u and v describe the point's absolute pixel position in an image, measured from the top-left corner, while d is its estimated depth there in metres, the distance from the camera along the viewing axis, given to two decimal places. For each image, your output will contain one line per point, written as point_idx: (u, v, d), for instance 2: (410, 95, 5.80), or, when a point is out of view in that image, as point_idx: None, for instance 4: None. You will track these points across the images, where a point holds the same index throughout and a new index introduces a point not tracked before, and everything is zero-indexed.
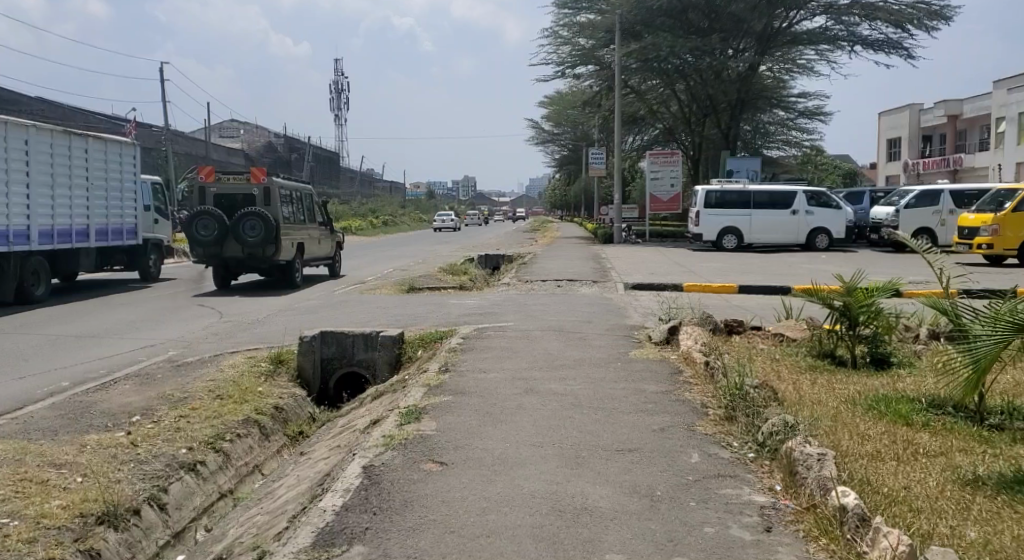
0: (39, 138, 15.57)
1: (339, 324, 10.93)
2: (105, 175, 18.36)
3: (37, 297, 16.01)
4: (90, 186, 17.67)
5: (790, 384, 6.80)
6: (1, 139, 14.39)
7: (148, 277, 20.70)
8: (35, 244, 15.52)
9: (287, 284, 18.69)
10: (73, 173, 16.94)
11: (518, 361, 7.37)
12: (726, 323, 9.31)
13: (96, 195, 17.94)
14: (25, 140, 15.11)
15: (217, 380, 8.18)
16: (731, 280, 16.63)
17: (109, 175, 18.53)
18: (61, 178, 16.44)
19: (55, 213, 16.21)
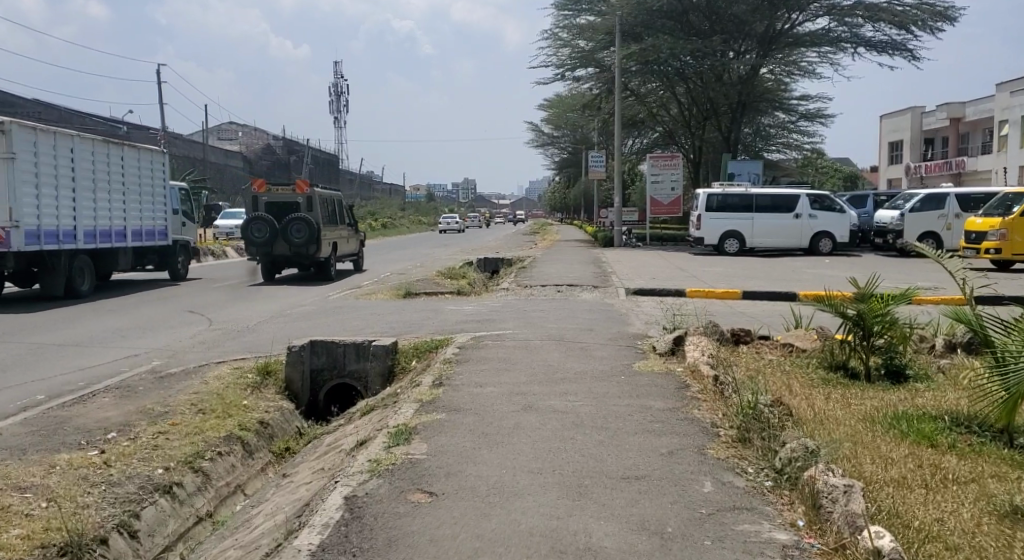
0: (82, 144, 16.34)
1: (331, 333, 10.55)
2: (143, 182, 19.06)
3: (85, 294, 16.68)
4: (130, 192, 18.37)
5: (804, 399, 6.44)
6: (49, 146, 15.25)
7: (179, 277, 20.86)
8: (81, 243, 16.19)
9: (323, 278, 21.13)
10: (115, 179, 17.66)
11: (516, 375, 6.99)
12: (732, 333, 8.94)
13: (136, 201, 18.61)
14: (70, 148, 15.92)
15: (201, 392, 7.81)
16: (735, 285, 16.26)
17: (147, 182, 19.24)
18: (103, 183, 17.17)
19: (98, 215, 16.88)
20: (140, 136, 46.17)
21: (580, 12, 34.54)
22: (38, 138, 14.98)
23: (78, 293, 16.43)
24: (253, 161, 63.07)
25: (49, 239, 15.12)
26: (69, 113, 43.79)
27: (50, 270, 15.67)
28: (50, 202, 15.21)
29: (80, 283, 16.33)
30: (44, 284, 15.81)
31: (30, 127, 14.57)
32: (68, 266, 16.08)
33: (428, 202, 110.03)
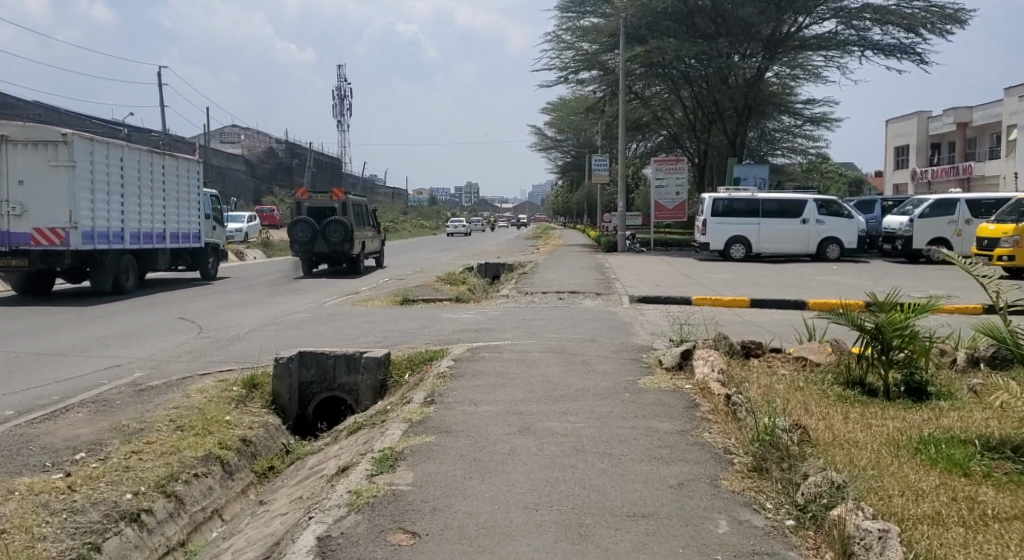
0: (131, 153, 17.83)
1: (322, 343, 10.13)
2: (181, 188, 20.53)
3: (128, 290, 18.11)
4: (170, 197, 19.84)
5: (821, 420, 6.01)
6: (103, 156, 16.70)
7: (209, 277, 22.13)
8: (127, 243, 17.64)
9: (353, 272, 24.44)
10: (158, 185, 19.12)
11: (513, 392, 6.54)
12: (742, 345, 8.51)
13: (174, 205, 20.07)
14: (121, 158, 17.40)
15: (182, 407, 7.40)
16: (743, 292, 15.82)
17: (184, 189, 20.71)
18: (147, 188, 18.64)
19: (143, 219, 18.33)
20: (140, 138, 45.93)
21: (584, 14, 34.08)
22: (96, 148, 16.48)
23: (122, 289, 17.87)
24: (255, 164, 62.89)
25: (102, 239, 16.59)
26: (70, 114, 43.61)
27: (99, 268, 17.05)
28: (104, 206, 16.69)
29: (124, 280, 17.76)
30: (94, 281, 17.16)
31: (90, 138, 16.10)
32: (115, 265, 17.47)
33: (431, 206, 109.60)
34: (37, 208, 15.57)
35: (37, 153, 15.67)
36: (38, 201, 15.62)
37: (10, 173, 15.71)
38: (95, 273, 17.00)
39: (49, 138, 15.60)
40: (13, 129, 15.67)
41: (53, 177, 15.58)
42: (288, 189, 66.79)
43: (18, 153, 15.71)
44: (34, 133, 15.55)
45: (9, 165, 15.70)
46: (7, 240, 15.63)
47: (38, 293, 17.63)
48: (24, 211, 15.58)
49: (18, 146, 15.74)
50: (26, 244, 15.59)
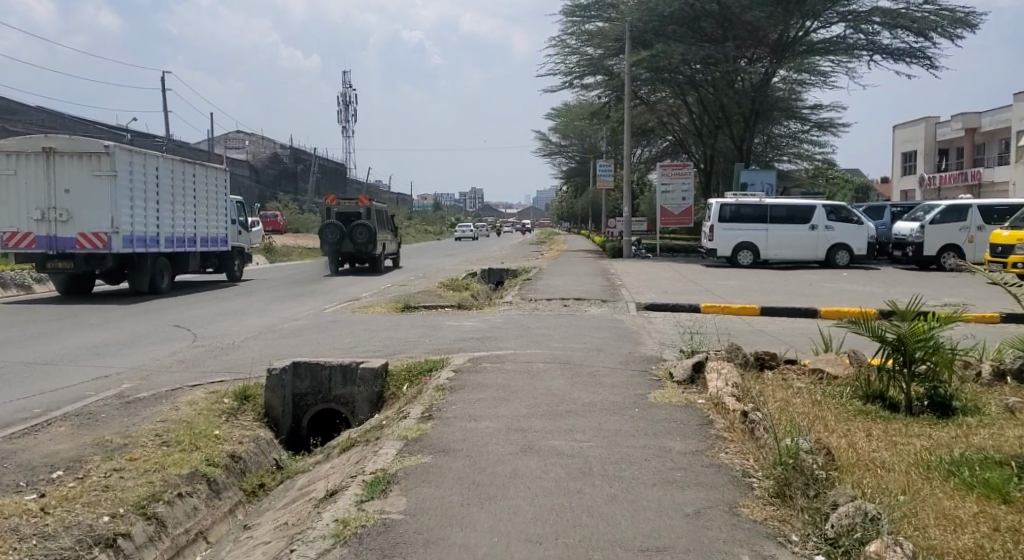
0: (164, 164, 19.24)
1: (319, 352, 9.80)
2: (209, 195, 21.96)
3: (163, 290, 19.57)
4: (199, 204, 21.26)
5: (844, 438, 5.65)
6: (141, 166, 18.10)
7: (234, 279, 23.58)
8: (161, 246, 19.06)
9: (375, 271, 27.07)
10: (188, 192, 20.52)
11: (517, 406, 6.18)
12: (756, 356, 8.16)
13: (203, 211, 21.48)
14: (156, 168, 18.81)
15: (169, 421, 7.06)
16: (752, 300, 15.45)
17: (212, 196, 22.11)
18: (179, 196, 20.06)
19: (175, 224, 19.75)
20: (143, 143, 45.73)
21: (589, 18, 33.68)
22: (134, 159, 17.88)
23: (157, 289, 19.35)
24: (259, 170, 62.87)
25: (140, 242, 17.99)
26: (72, 120, 43.51)
27: (136, 268, 18.54)
28: (141, 212, 18.10)
29: (160, 281, 19.21)
30: (133, 281, 18.57)
31: (129, 150, 17.48)
32: (151, 266, 18.96)
33: (436, 211, 109.32)
34: (82, 214, 17.00)
35: (81, 164, 17.09)
36: (82, 208, 17.01)
37: (56, 182, 17.10)
38: (133, 273, 18.47)
39: (93, 149, 16.98)
40: (60, 142, 17.07)
41: (96, 185, 16.99)
42: (292, 194, 66.74)
43: (63, 164, 17.11)
44: (78, 145, 16.90)
45: (55, 175, 17.09)
46: (54, 244, 17.00)
47: (80, 294, 18.71)
48: (69, 216, 16.99)
49: (63, 157, 17.13)
50: (72, 247, 16.99)
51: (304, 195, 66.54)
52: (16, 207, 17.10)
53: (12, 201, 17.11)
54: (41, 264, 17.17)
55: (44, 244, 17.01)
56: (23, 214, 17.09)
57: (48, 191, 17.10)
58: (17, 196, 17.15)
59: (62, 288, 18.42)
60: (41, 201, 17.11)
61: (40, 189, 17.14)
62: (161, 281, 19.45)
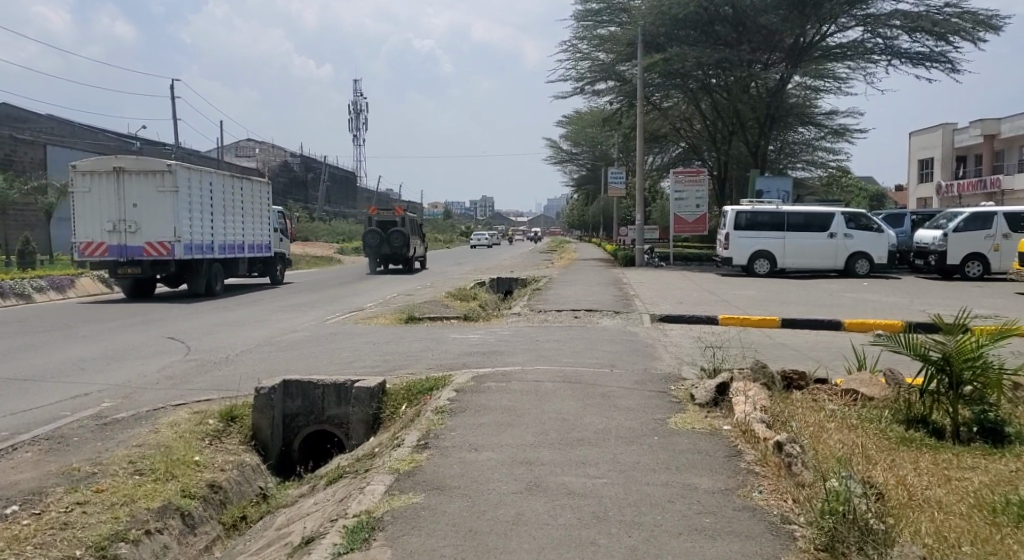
0: (216, 178, 20.94)
1: (315, 367, 9.22)
2: (254, 205, 23.69)
3: (217, 293, 21.25)
4: (246, 213, 22.99)
5: (891, 474, 4.98)
6: (199, 181, 19.93)
7: (278, 282, 25.04)
8: (214, 252, 20.83)
9: (409, 269, 32.01)
10: (236, 204, 22.24)
11: (523, 434, 5.59)
12: (783, 376, 7.56)
13: (249, 220, 23.25)
14: (211, 182, 20.62)
15: (146, 446, 6.51)
16: (772, 311, 14.77)
17: (256, 205, 23.83)
18: (229, 207, 21.79)
19: (225, 232, 21.45)
20: (152, 150, 45.36)
21: (601, 23, 33.32)
22: (192, 175, 19.65)
23: (212, 292, 20.93)
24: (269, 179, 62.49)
25: (196, 250, 19.73)
26: (81, 128, 43.23)
27: (194, 273, 20.15)
28: (198, 222, 19.82)
29: (214, 285, 20.79)
30: (190, 285, 20.18)
31: (188, 167, 19.23)
32: (207, 271, 20.56)
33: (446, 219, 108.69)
34: (148, 226, 18.73)
35: (147, 181, 18.83)
36: (148, 220, 18.73)
37: (125, 198, 18.81)
38: (191, 277, 20.07)
39: (157, 167, 18.73)
40: (128, 161, 18.82)
41: (160, 199, 18.70)
42: (301, 203, 66.33)
43: (131, 181, 18.86)
44: (144, 164, 18.64)
45: (124, 190, 18.83)
46: (124, 252, 18.79)
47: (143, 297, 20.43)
48: (137, 227, 18.72)
49: (131, 175, 18.88)
50: (141, 254, 18.74)
51: (313, 203, 66.29)
52: (89, 220, 18.83)
53: (85, 215, 18.84)
54: (113, 269, 19.01)
55: (115, 253, 18.79)
56: (95, 226, 18.82)
57: (118, 205, 18.82)
58: (90, 210, 18.88)
59: (128, 292, 20.09)
60: (111, 214, 18.81)
61: (110, 203, 18.86)
62: (215, 284, 21.09)
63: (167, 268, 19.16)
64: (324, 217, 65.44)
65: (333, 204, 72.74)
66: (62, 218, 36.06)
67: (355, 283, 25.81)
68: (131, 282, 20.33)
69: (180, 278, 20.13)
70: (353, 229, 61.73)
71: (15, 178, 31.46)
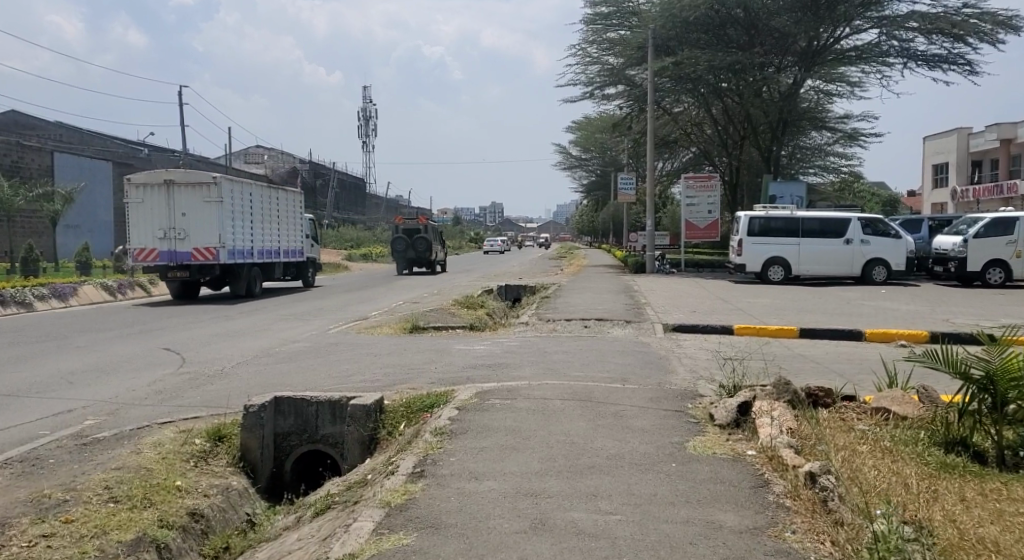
0: (253, 189, 22.56)
1: (309, 381, 8.76)
2: (287, 214, 25.30)
3: (256, 294, 22.94)
4: (280, 221, 24.61)
5: (937, 508, 4.49)
6: (241, 193, 21.64)
7: (310, 284, 26.88)
8: (253, 257, 22.43)
9: (431, 271, 36.15)
10: (272, 213, 23.84)
11: (528, 460, 5.12)
12: (808, 392, 7.05)
13: (283, 227, 24.88)
14: (251, 193, 22.33)
15: (126, 468, 6.07)
16: (790, 321, 14.23)
17: (288, 213, 25.42)
18: (265, 216, 23.42)
19: (262, 239, 23.04)
20: (160, 157, 45.17)
21: (611, 26, 32.85)
22: (235, 187, 21.32)
23: (253, 294, 22.65)
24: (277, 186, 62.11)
25: (238, 255, 21.37)
26: (89, 135, 43.08)
27: (237, 276, 21.87)
28: (240, 230, 21.47)
29: (254, 287, 22.56)
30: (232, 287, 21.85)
31: (231, 179, 20.88)
32: (249, 274, 22.32)
33: (455, 225, 108.22)
34: (195, 233, 20.39)
35: (195, 193, 20.47)
36: (196, 228, 20.39)
37: (175, 207, 20.46)
38: (234, 280, 21.79)
39: (204, 180, 20.39)
40: (177, 175, 20.53)
41: (206, 208, 20.34)
42: (310, 209, 65.96)
43: (180, 192, 20.52)
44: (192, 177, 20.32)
45: (173, 201, 20.51)
46: (173, 257, 20.45)
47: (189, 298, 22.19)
48: (185, 235, 20.36)
49: (180, 187, 20.55)
50: (189, 259, 20.39)
51: (322, 208, 66.11)
52: (142, 228, 20.51)
53: (138, 223, 20.54)
54: (163, 273, 20.75)
55: (165, 258, 20.45)
56: (147, 234, 20.51)
57: (168, 214, 20.48)
58: (143, 219, 20.55)
59: (177, 293, 21.85)
60: (162, 222, 20.48)
61: (160, 212, 20.53)
62: (255, 287, 22.81)
63: (213, 271, 20.92)
64: (332, 224, 65.05)
65: (341, 210, 72.37)
66: (68, 225, 36.23)
67: (361, 290, 25.31)
68: (180, 285, 22.09)
69: (224, 282, 21.86)
70: (361, 236, 61.35)
71: (21, 185, 31.20)
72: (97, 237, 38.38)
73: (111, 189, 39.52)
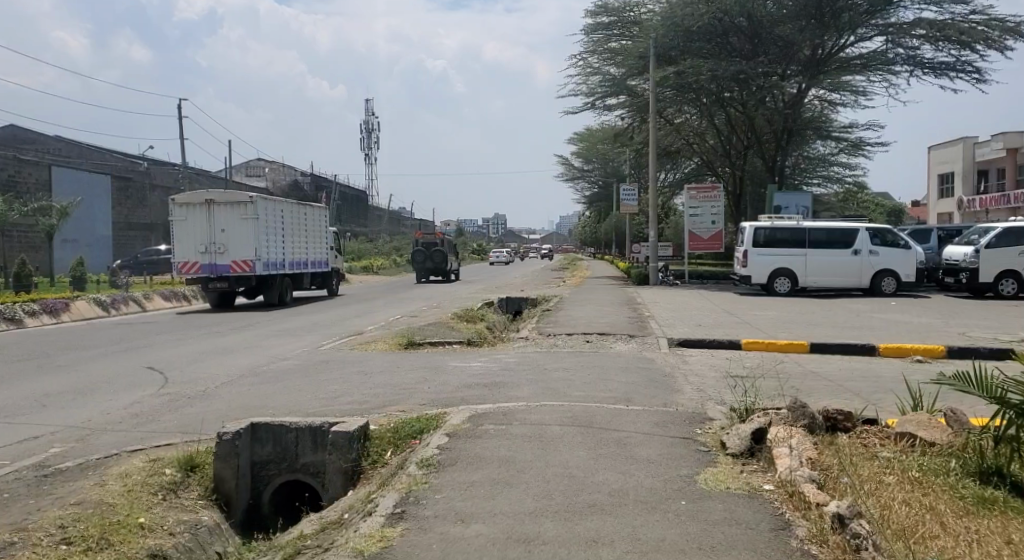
0: (284, 207, 24.40)
1: (291, 405, 8.22)
2: (314, 227, 27.18)
3: (287, 302, 24.86)
4: (307, 236, 26.47)
5: (981, 555, 3.97)
6: (274, 210, 23.56)
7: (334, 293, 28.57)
8: (284, 268, 24.27)
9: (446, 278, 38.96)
10: (300, 228, 25.65)
11: (521, 499, 4.59)
12: (826, 415, 6.51)
13: (310, 240, 26.69)
14: (282, 211, 24.23)
15: (86, 504, 5.56)
16: (800, 334, 13.71)
17: (315, 228, 27.22)
18: (294, 231, 25.26)
19: (292, 252, 24.86)
20: (159, 169, 44.77)
21: (612, 37, 32.79)
22: (268, 205, 23.18)
23: (284, 301, 24.60)
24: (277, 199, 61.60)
25: (272, 267, 23.17)
26: (88, 148, 42.71)
27: (269, 286, 23.75)
28: (273, 244, 23.28)
29: (286, 295, 24.48)
30: (267, 296, 23.81)
31: (265, 198, 22.72)
32: (280, 283, 24.23)
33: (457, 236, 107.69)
34: (234, 247, 22.15)
35: (233, 211, 22.27)
36: (233, 243, 22.17)
37: (214, 224, 22.22)
38: (267, 290, 23.68)
39: (241, 200, 22.21)
40: (216, 195, 22.31)
41: (243, 225, 22.13)
42: None
43: (219, 210, 22.32)
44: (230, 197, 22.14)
45: (214, 219, 22.26)
46: (214, 270, 22.19)
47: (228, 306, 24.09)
48: (224, 249, 22.11)
49: (219, 206, 22.34)
50: (228, 271, 22.15)
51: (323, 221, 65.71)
52: (185, 243, 22.22)
53: (182, 238, 22.25)
54: (205, 284, 22.57)
55: (207, 270, 22.18)
56: (190, 248, 22.25)
57: (208, 231, 22.22)
58: (186, 235, 22.29)
59: (215, 302, 23.60)
60: (203, 238, 22.21)
61: (202, 228, 22.26)
62: (286, 295, 24.77)
63: (249, 281, 22.89)
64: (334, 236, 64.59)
65: (343, 223, 71.95)
66: (66, 239, 35.84)
67: (359, 304, 24.79)
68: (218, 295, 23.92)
69: (258, 291, 23.77)
70: (362, 249, 60.84)
71: (16, 199, 30.77)
72: (94, 251, 38.04)
73: (109, 203, 39.18)
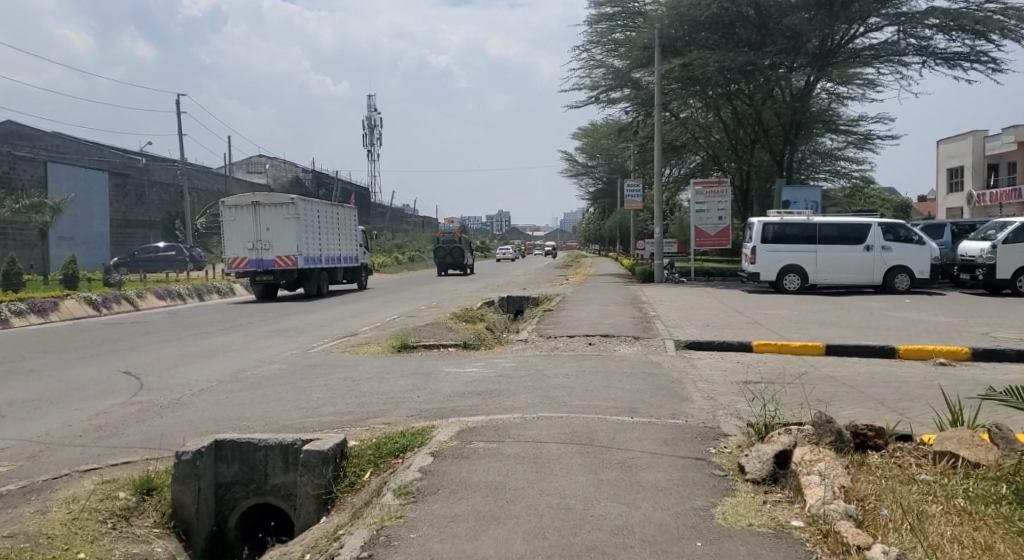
0: (323, 206, 24.22)
1: (265, 417, 7.56)
2: (348, 227, 26.84)
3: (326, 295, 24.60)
4: (341, 234, 25.99)
5: None
6: (315, 209, 23.48)
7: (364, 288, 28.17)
8: (322, 261, 24.07)
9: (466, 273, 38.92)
10: (337, 226, 25.42)
11: (506, 540, 3.93)
12: (854, 431, 5.81)
13: (344, 237, 26.17)
14: (322, 210, 24.13)
15: (20, 536, 4.91)
16: (815, 335, 13.01)
17: (348, 224, 26.84)
18: (331, 228, 24.91)
19: (329, 247, 24.65)
20: (156, 168, 44.18)
21: (615, 27, 31.92)
22: (310, 204, 23.09)
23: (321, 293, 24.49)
24: None
25: (312, 262, 23.17)
26: (86, 145, 42.21)
27: (308, 278, 23.68)
28: (313, 241, 23.19)
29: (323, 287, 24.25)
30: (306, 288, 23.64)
31: (308, 199, 22.64)
32: (318, 275, 24.11)
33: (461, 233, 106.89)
34: (278, 244, 22.19)
35: (277, 211, 22.22)
36: (278, 241, 22.18)
37: (260, 224, 22.19)
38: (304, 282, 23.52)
39: (284, 200, 22.16)
40: (263, 196, 22.25)
41: (288, 224, 22.12)
42: None
43: (264, 211, 22.26)
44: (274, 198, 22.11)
45: (259, 218, 22.21)
46: (261, 264, 22.30)
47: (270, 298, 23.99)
48: (270, 246, 22.13)
49: (265, 207, 22.26)
50: (274, 266, 22.22)
51: None
52: (233, 241, 22.25)
53: (230, 237, 22.27)
54: (253, 277, 22.58)
55: (254, 265, 22.28)
56: (238, 246, 22.28)
57: (254, 229, 22.20)
58: (233, 234, 22.33)
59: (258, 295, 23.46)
60: (249, 236, 22.20)
61: (249, 227, 22.24)
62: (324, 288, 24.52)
63: (291, 275, 22.81)
64: None
65: None
66: (61, 237, 35.23)
67: (356, 301, 24.14)
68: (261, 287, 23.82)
69: (297, 284, 23.70)
70: None
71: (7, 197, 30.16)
72: (90, 248, 37.41)
73: (107, 200, 38.60)
